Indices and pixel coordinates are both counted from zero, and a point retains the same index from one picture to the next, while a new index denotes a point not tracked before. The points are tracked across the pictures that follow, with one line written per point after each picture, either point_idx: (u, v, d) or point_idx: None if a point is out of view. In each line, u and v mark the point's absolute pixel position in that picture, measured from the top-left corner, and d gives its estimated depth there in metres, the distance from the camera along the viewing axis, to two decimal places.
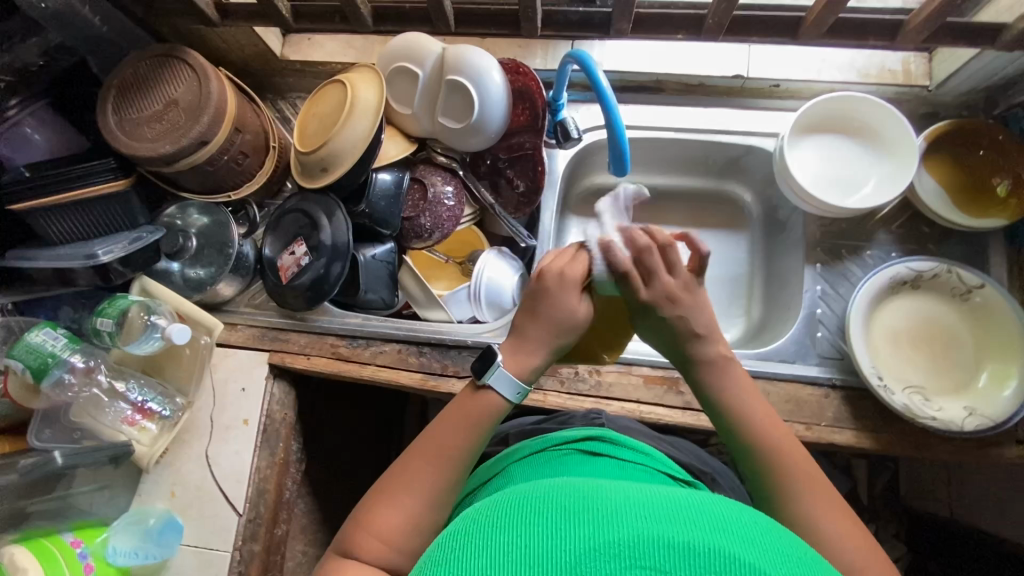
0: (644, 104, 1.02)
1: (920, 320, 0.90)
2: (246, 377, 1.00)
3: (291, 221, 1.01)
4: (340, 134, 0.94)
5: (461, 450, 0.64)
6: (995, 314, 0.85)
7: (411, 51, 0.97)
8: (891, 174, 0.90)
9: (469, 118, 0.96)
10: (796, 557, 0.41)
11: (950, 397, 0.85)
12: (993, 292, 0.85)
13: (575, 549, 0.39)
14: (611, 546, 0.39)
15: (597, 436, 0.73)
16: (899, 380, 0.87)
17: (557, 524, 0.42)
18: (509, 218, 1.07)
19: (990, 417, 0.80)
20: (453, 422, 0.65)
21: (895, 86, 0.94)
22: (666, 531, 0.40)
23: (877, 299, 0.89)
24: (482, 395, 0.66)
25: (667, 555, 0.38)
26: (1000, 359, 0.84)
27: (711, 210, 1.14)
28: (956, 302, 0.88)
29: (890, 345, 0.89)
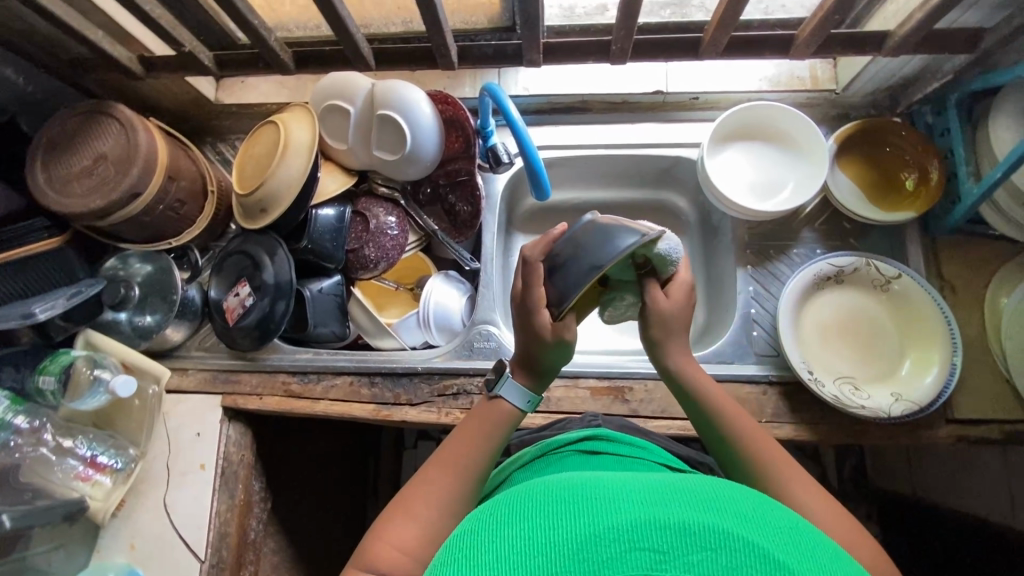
0: (573, 123, 1.07)
1: (847, 313, 0.95)
2: (199, 422, 1.00)
3: (233, 263, 1.02)
4: (275, 176, 0.96)
5: (478, 455, 0.64)
6: (914, 303, 0.91)
7: (341, 90, 1.00)
8: (806, 176, 0.95)
9: (403, 150, 0.99)
10: (797, 529, 0.42)
11: (877, 384, 0.90)
12: (909, 281, 0.90)
13: (576, 535, 0.39)
14: (608, 530, 0.39)
15: (596, 434, 0.74)
16: (830, 372, 0.91)
17: (553, 515, 0.42)
18: (454, 243, 1.09)
19: (915, 402, 0.85)
20: (469, 432, 0.66)
21: (806, 92, 1.00)
22: (664, 512, 0.40)
23: (804, 296, 0.94)
24: (495, 404, 0.68)
25: (669, 538, 0.38)
26: (922, 347, 0.89)
27: (647, 218, 1.19)
28: (877, 292, 0.94)
29: (819, 339, 0.94)
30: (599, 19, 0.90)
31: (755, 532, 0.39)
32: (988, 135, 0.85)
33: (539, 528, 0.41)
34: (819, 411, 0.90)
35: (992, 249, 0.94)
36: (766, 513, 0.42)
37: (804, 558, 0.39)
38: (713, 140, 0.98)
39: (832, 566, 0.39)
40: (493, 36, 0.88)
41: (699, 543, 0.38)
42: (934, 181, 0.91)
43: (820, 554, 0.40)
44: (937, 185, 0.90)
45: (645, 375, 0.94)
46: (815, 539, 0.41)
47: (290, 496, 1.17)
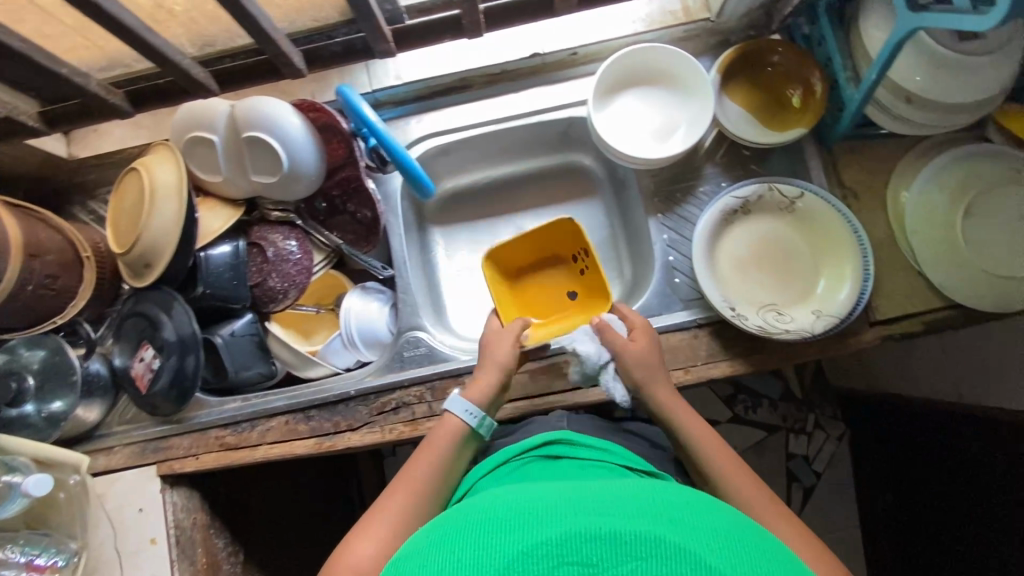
0: (458, 104, 1.02)
1: (763, 241, 0.95)
2: (140, 497, 0.96)
3: (132, 326, 0.95)
4: (149, 227, 0.89)
5: (432, 470, 0.76)
6: (820, 217, 0.91)
7: (199, 119, 0.92)
8: (695, 113, 0.93)
9: (281, 170, 0.93)
10: (727, 532, 0.46)
11: (799, 305, 0.91)
12: (811, 199, 0.91)
13: (510, 553, 0.43)
14: (542, 544, 0.43)
15: (558, 437, 0.76)
16: (753, 303, 0.92)
17: (492, 533, 0.45)
18: (364, 255, 1.04)
19: (835, 315, 0.87)
20: (425, 452, 0.78)
21: (681, 25, 0.97)
22: (600, 523, 0.44)
23: (715, 233, 0.94)
24: (447, 421, 0.82)
25: (598, 549, 0.42)
26: (835, 260, 0.91)
27: (559, 183, 1.17)
28: (784, 215, 0.94)
29: (738, 272, 0.94)
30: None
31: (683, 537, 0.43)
32: (861, 37, 0.84)
33: (477, 546, 0.45)
34: (751, 342, 0.90)
35: (887, 148, 0.95)
36: (698, 520, 0.46)
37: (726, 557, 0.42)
38: (598, 94, 0.95)
39: (759, 563, 0.44)
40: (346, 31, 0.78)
41: (627, 552, 0.42)
42: (818, 94, 0.90)
43: (743, 552, 0.44)
44: (821, 98, 0.89)
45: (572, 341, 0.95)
46: (743, 536, 0.46)
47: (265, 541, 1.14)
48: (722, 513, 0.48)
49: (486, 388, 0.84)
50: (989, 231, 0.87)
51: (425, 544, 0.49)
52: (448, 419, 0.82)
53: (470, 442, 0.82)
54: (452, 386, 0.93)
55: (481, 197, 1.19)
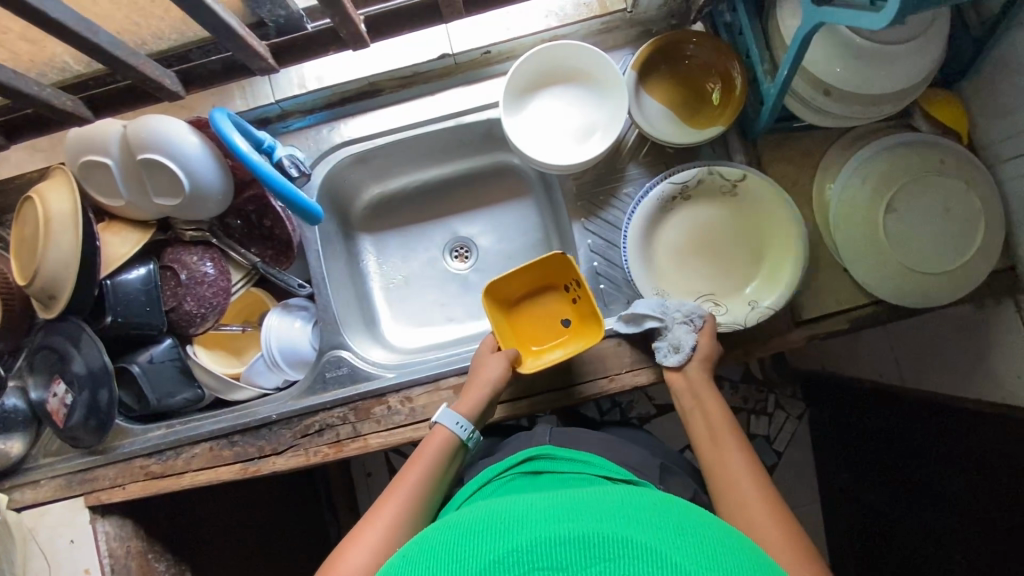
0: (370, 109, 0.97)
1: (706, 225, 0.91)
2: (70, 529, 0.95)
3: (43, 359, 0.92)
4: (45, 259, 0.86)
5: (426, 474, 0.75)
6: (764, 201, 0.87)
7: (91, 142, 0.88)
8: (611, 112, 0.89)
9: (183, 191, 0.89)
10: (694, 530, 0.46)
11: (740, 294, 0.89)
12: (753, 181, 0.87)
13: (481, 562, 0.43)
14: (513, 552, 0.43)
15: (539, 452, 0.75)
16: (691, 292, 0.90)
17: (472, 543, 0.46)
18: (283, 273, 1.01)
19: (769, 307, 0.84)
20: (422, 456, 0.77)
21: (596, 18, 0.92)
22: (568, 528, 0.44)
23: (654, 219, 0.91)
24: (438, 426, 0.82)
25: (567, 552, 0.42)
26: (779, 246, 0.87)
27: (491, 185, 1.14)
28: (727, 198, 0.90)
29: (676, 263, 0.92)
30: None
31: (649, 538, 0.43)
32: (778, 27, 0.80)
33: (454, 554, 0.45)
34: None
35: (813, 140, 0.92)
36: (665, 522, 0.46)
37: (692, 555, 0.42)
38: (511, 95, 0.90)
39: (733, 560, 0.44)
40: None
41: (593, 554, 0.42)
42: (738, 89, 0.86)
43: (716, 552, 0.44)
44: (741, 92, 0.85)
45: None
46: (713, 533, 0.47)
47: None
48: (694, 513, 0.49)
49: (477, 401, 0.83)
50: (912, 225, 0.85)
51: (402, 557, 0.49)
52: (439, 430, 0.81)
53: (458, 454, 0.81)
54: (375, 405, 0.92)
55: (411, 202, 1.15)
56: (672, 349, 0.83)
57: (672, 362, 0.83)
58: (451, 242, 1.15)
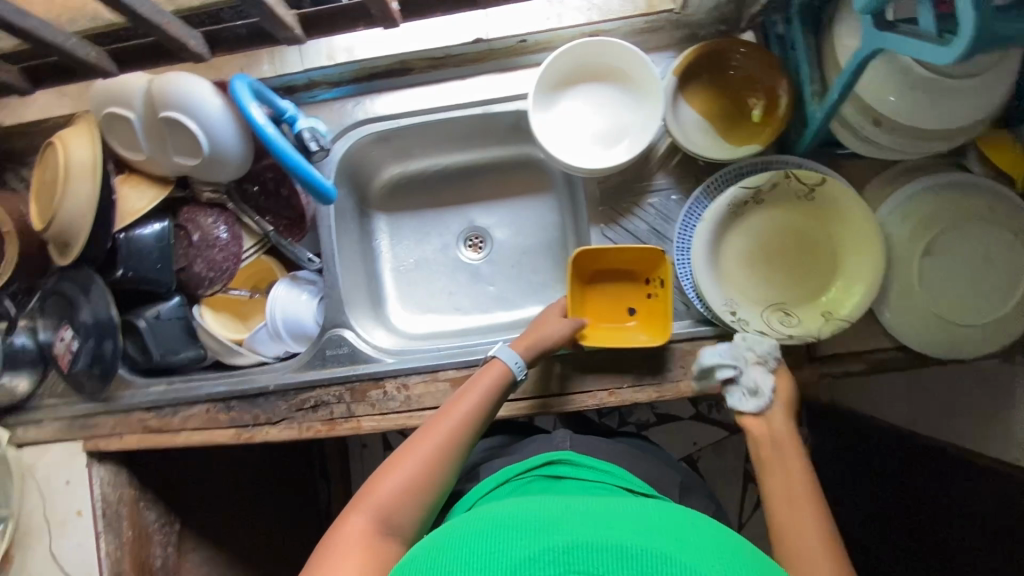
0: (396, 89, 0.94)
1: (777, 234, 0.87)
2: (67, 470, 0.98)
3: (54, 304, 0.94)
4: (64, 207, 0.86)
5: (471, 417, 0.73)
6: (843, 209, 0.82)
7: (116, 94, 0.87)
8: (645, 117, 0.85)
9: (202, 153, 0.88)
10: (726, 545, 0.48)
11: (812, 305, 0.84)
12: (834, 186, 0.81)
13: (517, 558, 0.45)
14: (550, 550, 0.45)
15: (559, 457, 0.76)
16: (758, 302, 0.85)
17: (507, 538, 0.47)
18: (295, 246, 1.00)
19: (844, 319, 0.79)
20: (468, 396, 0.75)
21: (642, 16, 0.86)
22: (606, 535, 0.46)
23: (722, 226, 0.87)
24: (491, 367, 0.79)
25: (603, 559, 0.44)
26: (856, 256, 0.81)
27: (514, 177, 1.11)
28: (803, 205, 0.85)
29: (743, 270, 0.87)
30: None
31: (685, 553, 0.45)
32: (834, 48, 0.75)
33: (493, 546, 0.46)
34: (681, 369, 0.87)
35: (853, 170, 0.87)
36: (699, 536, 0.47)
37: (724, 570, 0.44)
38: (542, 89, 0.86)
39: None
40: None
41: (631, 564, 0.43)
42: (782, 108, 0.81)
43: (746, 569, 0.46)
44: (784, 112, 0.81)
45: None
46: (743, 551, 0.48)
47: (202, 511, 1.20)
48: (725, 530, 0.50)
49: (541, 340, 0.82)
50: (949, 272, 0.80)
51: (437, 542, 0.50)
52: (494, 364, 0.79)
53: (507, 392, 0.79)
54: (371, 388, 0.92)
55: (431, 185, 1.13)
56: (748, 393, 0.75)
57: (749, 408, 0.74)
58: (467, 230, 1.13)
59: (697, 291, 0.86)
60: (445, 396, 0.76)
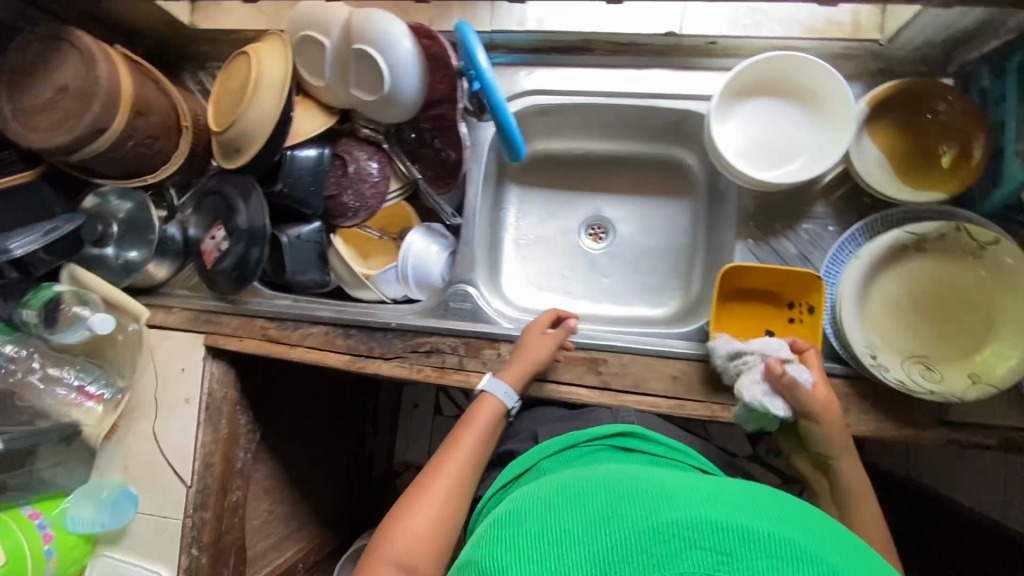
0: (572, 66, 0.95)
1: (931, 285, 0.83)
2: (184, 358, 1.03)
3: (211, 204, 0.99)
4: (247, 115, 0.91)
5: (473, 452, 0.78)
6: (1013, 272, 0.76)
7: (317, 20, 0.91)
8: (825, 143, 0.83)
9: (381, 90, 0.91)
10: (830, 540, 0.51)
11: (958, 364, 0.79)
12: (1008, 249, 0.76)
13: (638, 531, 0.49)
14: (671, 525, 0.48)
15: (631, 431, 0.75)
16: (898, 351, 0.82)
17: (629, 513, 0.51)
18: (437, 196, 1.04)
19: (994, 386, 0.75)
20: (467, 433, 0.80)
21: (843, 41, 0.85)
22: (721, 516, 0.49)
23: (876, 267, 0.83)
24: (484, 401, 0.84)
25: (728, 539, 0.47)
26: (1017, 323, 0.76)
27: (652, 175, 1.10)
28: (967, 260, 0.81)
29: (888, 315, 0.84)
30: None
31: (800, 539, 0.48)
32: None
33: (612, 524, 0.50)
34: None
35: None
36: (806, 528, 0.51)
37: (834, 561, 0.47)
38: (725, 93, 0.85)
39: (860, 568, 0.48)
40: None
41: (753, 546, 0.46)
42: (975, 160, 0.79)
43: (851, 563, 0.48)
44: (975, 166, 0.79)
45: (620, 347, 0.90)
46: (842, 543, 0.52)
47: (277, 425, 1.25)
48: (825, 524, 0.53)
49: (530, 363, 0.87)
50: None
51: (548, 508, 0.55)
52: (486, 398, 0.83)
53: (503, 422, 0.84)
54: (485, 347, 0.94)
55: (565, 167, 1.14)
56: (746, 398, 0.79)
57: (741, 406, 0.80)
58: (591, 218, 1.14)
59: (836, 329, 0.83)
60: (447, 432, 0.81)
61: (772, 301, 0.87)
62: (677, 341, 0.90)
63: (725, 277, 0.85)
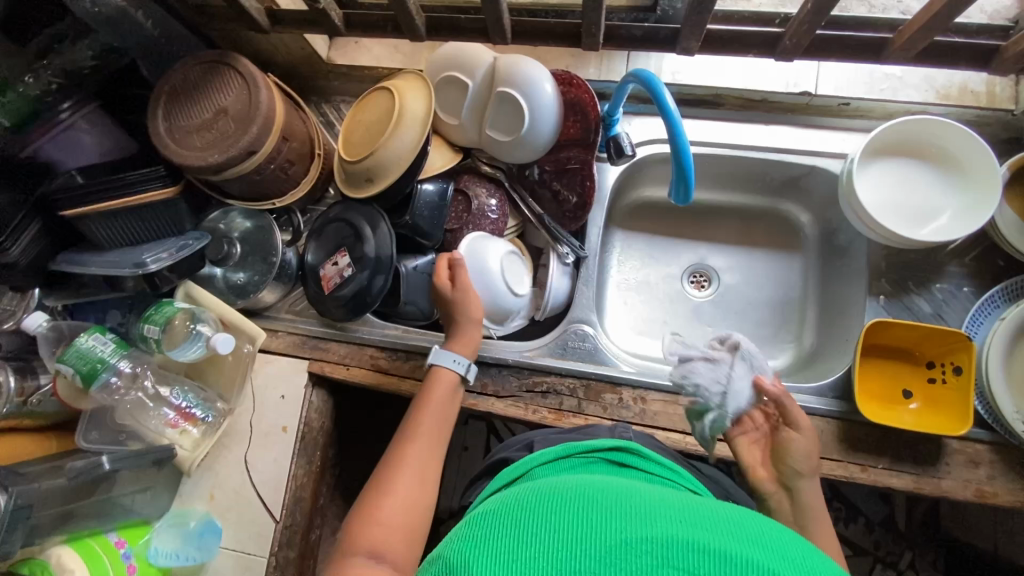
0: (702, 118, 0.97)
1: None
2: (284, 384, 1.00)
3: (335, 231, 0.99)
4: (386, 145, 0.92)
5: (442, 417, 0.80)
6: None
7: (461, 62, 0.94)
8: (968, 204, 0.83)
9: (518, 131, 0.94)
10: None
11: None
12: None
13: (605, 542, 0.40)
14: (644, 542, 0.39)
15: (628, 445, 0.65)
16: None
17: (590, 516, 0.42)
18: (564, 232, 1.02)
19: None
20: (435, 399, 0.81)
21: (977, 109, 0.88)
22: (703, 537, 0.39)
23: (1021, 330, 0.82)
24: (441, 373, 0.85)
25: (710, 561, 0.37)
26: None
27: (761, 228, 1.11)
28: None
29: None
30: (742, 4, 0.95)
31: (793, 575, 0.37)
32: None
33: (581, 521, 0.42)
34: (942, 460, 0.82)
35: None
36: (808, 562, 0.39)
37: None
38: (862, 153, 0.87)
39: None
40: (627, 16, 0.76)
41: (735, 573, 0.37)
42: None
43: None
44: None
45: None
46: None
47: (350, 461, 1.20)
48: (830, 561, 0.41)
49: (473, 341, 0.88)
50: None
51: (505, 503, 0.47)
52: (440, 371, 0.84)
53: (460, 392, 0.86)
54: (606, 391, 0.91)
55: (670, 213, 1.15)
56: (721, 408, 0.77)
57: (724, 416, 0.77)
58: (694, 266, 1.13)
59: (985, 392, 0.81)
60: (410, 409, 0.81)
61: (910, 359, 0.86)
62: (810, 395, 0.87)
63: (868, 332, 0.84)
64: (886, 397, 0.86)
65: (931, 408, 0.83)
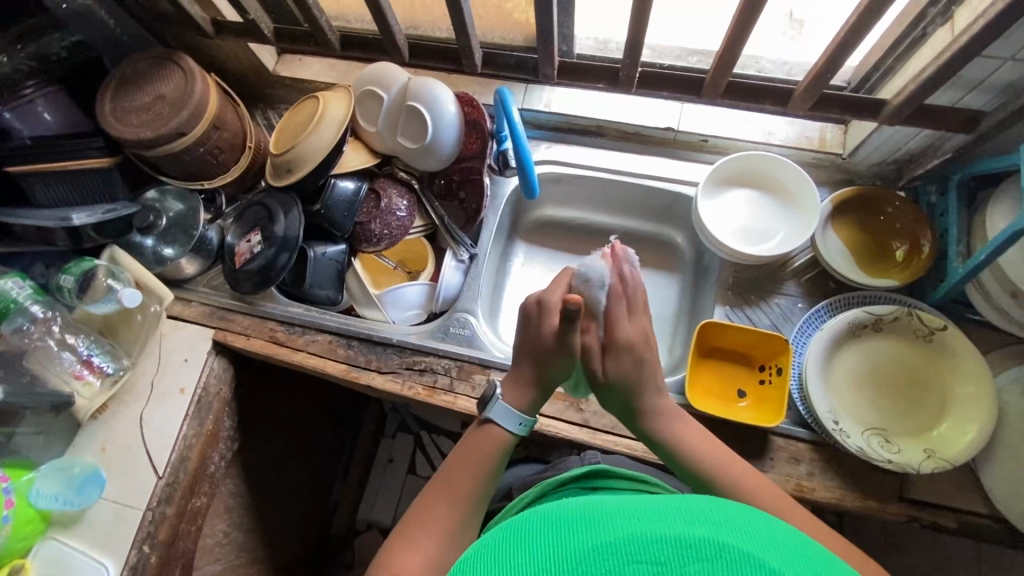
0: (585, 145, 1.12)
1: (886, 363, 0.91)
2: (189, 349, 1.08)
3: (252, 213, 1.10)
4: (306, 141, 1.05)
5: (476, 480, 0.69)
6: (958, 358, 0.86)
7: (379, 79, 1.09)
8: (798, 230, 0.97)
9: (423, 140, 1.07)
10: (792, 545, 0.40)
11: (911, 440, 0.85)
12: (954, 335, 0.86)
13: (570, 555, 0.38)
14: (607, 545, 0.38)
15: (599, 471, 0.76)
16: (859, 422, 0.87)
17: (556, 535, 0.40)
18: (461, 234, 1.14)
19: (948, 460, 0.80)
20: (465, 458, 0.71)
21: (812, 151, 1.02)
22: (660, 527, 0.39)
23: (837, 340, 0.91)
24: (482, 430, 0.73)
25: (666, 550, 0.37)
26: (965, 406, 0.83)
27: (648, 249, 1.21)
28: (920, 344, 0.90)
29: (849, 389, 0.90)
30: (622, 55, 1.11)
31: (760, 550, 0.38)
32: (983, 220, 0.85)
33: (545, 544, 0.39)
34: (767, 456, 0.89)
35: (979, 336, 0.93)
36: (760, 533, 0.40)
37: (795, 566, 0.37)
38: (710, 182, 1.01)
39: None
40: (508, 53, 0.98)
41: (694, 557, 0.37)
42: (924, 255, 0.92)
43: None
44: (926, 258, 0.91)
45: None
46: (813, 550, 0.41)
47: (253, 442, 1.26)
48: (785, 524, 0.42)
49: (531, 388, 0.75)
50: None
51: (477, 550, 0.43)
52: (490, 430, 0.73)
53: (508, 454, 0.73)
54: (477, 372, 1.00)
55: (571, 232, 1.26)
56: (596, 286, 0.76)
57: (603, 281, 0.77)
58: None
59: (804, 393, 0.89)
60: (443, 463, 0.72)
61: (745, 362, 0.96)
62: None
63: (699, 334, 0.95)
64: (722, 395, 0.95)
65: (770, 403, 0.91)
